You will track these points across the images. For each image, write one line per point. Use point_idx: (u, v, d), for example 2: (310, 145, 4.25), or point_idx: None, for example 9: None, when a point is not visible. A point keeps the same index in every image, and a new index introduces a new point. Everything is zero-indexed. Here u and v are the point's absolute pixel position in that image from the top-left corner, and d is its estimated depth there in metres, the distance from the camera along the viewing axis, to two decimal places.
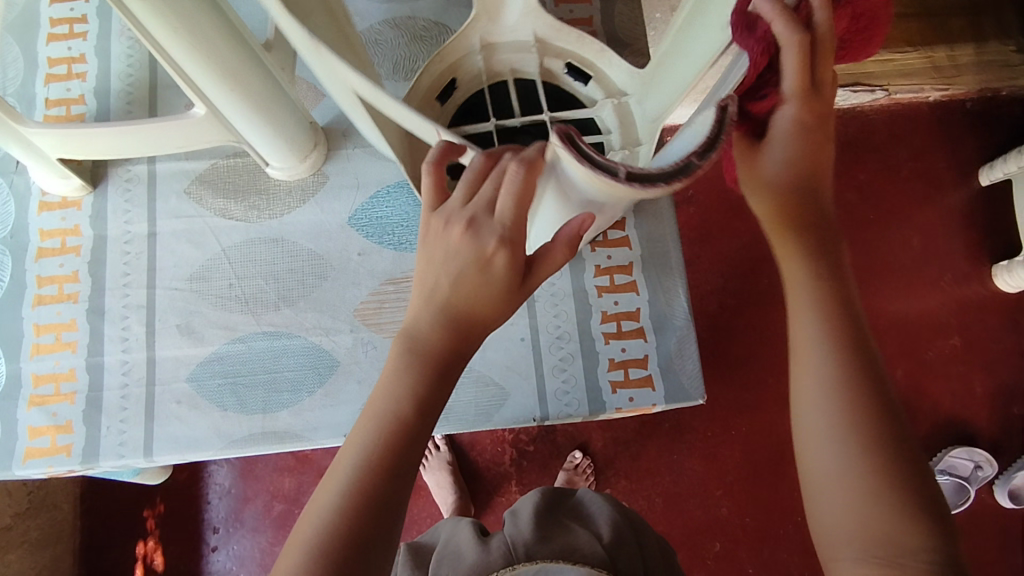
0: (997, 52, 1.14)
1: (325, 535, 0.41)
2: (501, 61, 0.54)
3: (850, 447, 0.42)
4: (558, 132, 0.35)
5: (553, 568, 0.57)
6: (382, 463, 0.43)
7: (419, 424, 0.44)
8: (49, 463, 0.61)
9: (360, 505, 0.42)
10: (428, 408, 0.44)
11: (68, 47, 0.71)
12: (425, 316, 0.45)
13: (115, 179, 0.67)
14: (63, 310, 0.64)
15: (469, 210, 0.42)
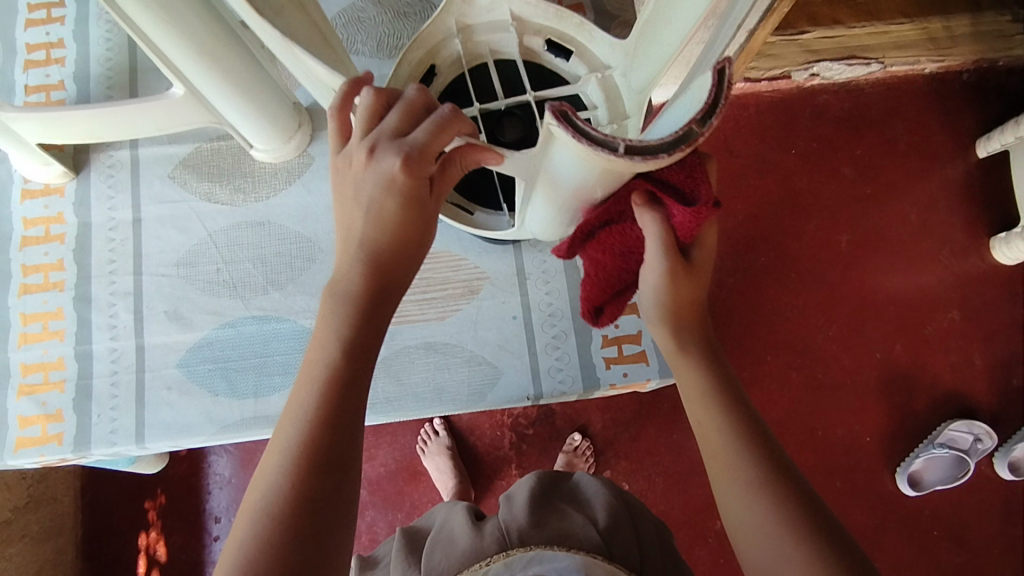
0: (993, 22, 1.12)
1: (279, 494, 0.39)
2: (479, 44, 0.54)
3: (747, 479, 0.45)
4: (552, 112, 0.32)
5: (546, 555, 0.55)
6: (322, 419, 0.40)
7: (360, 366, 0.43)
8: (41, 453, 0.60)
9: (305, 467, 0.39)
10: (361, 354, 0.43)
11: (46, 32, 0.69)
12: (350, 264, 0.44)
13: (98, 165, 0.66)
14: (50, 299, 0.63)
15: (372, 139, 0.42)
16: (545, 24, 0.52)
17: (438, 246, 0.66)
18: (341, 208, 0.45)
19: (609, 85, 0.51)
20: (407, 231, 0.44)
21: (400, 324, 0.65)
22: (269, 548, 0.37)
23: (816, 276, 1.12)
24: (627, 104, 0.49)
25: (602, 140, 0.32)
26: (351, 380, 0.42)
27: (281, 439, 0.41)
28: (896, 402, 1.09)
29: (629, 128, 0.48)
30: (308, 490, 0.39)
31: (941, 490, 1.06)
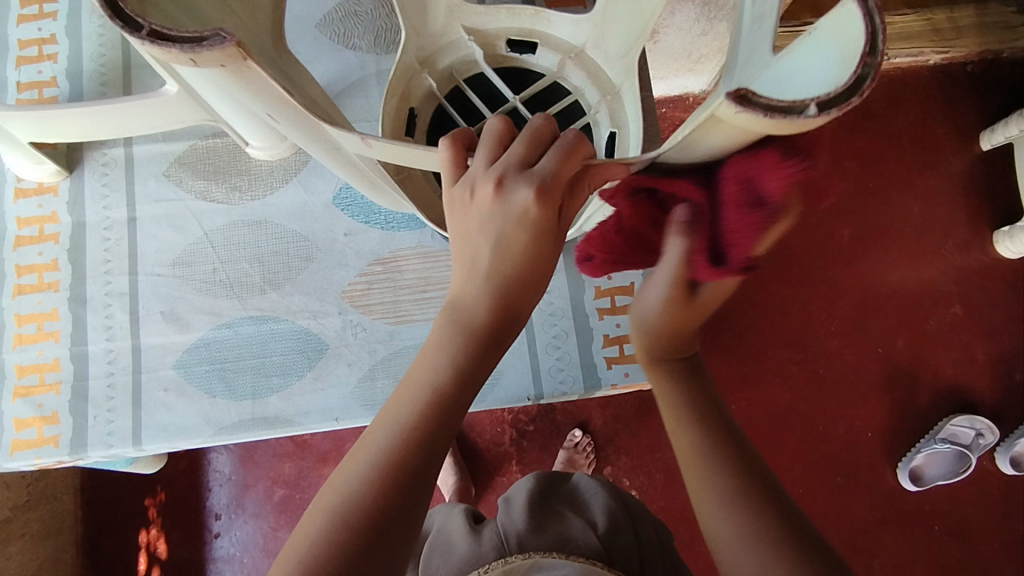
0: (998, 13, 1.11)
1: (351, 501, 0.37)
2: (446, 65, 0.54)
3: (725, 494, 0.44)
4: (730, 98, 0.27)
5: (547, 564, 0.55)
6: (415, 438, 0.38)
7: (464, 391, 0.40)
8: (37, 455, 0.60)
9: (387, 482, 0.37)
10: (470, 385, 0.40)
11: (38, 28, 0.68)
12: (475, 294, 0.40)
13: (92, 163, 0.65)
14: (44, 300, 0.63)
15: (497, 171, 0.37)
16: (502, 23, 0.53)
17: (437, 245, 0.65)
18: (460, 241, 0.41)
19: (586, 62, 0.53)
20: (536, 265, 0.40)
21: (398, 324, 0.64)
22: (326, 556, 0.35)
23: (818, 271, 1.11)
24: (612, 72, 0.51)
25: (786, 107, 0.27)
26: (455, 406, 0.39)
27: (368, 444, 0.39)
28: (898, 397, 1.08)
29: (625, 95, 0.50)
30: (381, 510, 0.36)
31: (942, 485, 1.05)
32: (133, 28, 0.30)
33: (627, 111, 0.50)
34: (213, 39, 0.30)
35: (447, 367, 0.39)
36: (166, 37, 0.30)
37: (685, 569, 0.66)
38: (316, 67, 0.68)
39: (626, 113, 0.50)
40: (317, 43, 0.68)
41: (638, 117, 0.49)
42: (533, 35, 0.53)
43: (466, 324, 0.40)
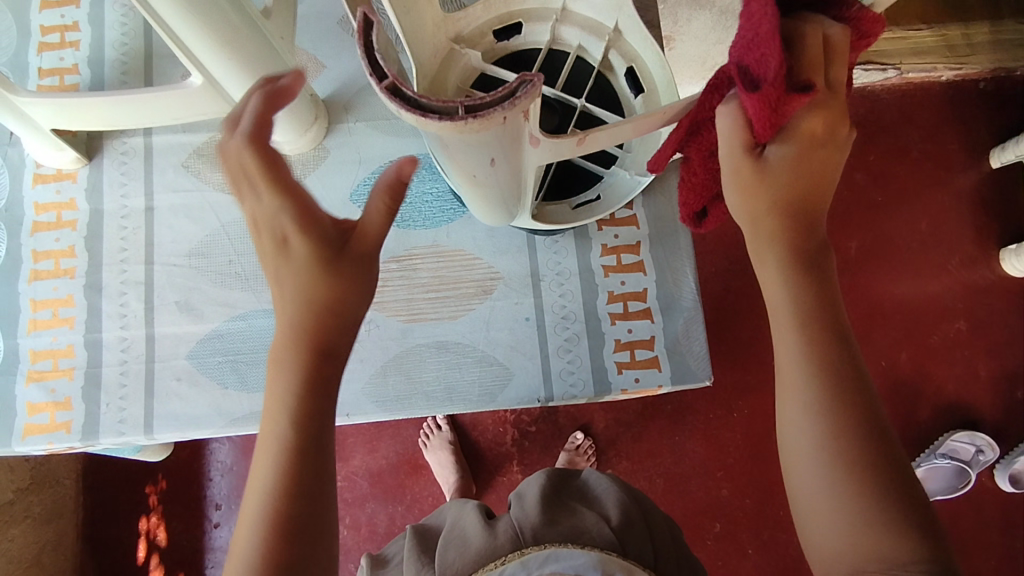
0: (1015, 31, 1.09)
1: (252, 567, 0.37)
2: (453, 81, 0.51)
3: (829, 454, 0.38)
4: None
5: (563, 552, 0.56)
6: (280, 494, 0.38)
7: (316, 430, 0.40)
8: (49, 440, 0.60)
9: (275, 534, 0.38)
10: (315, 422, 0.40)
11: (61, 14, 0.68)
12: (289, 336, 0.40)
13: (111, 151, 0.65)
14: (60, 286, 0.63)
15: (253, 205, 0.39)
16: (483, 19, 0.51)
17: (452, 244, 0.65)
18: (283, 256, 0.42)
19: (575, 16, 0.52)
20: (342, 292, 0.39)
21: (411, 323, 0.64)
22: None
23: None
24: (601, 16, 0.52)
25: None
26: (311, 437, 0.40)
27: (248, 513, 0.39)
28: (900, 411, 1.09)
29: (628, 32, 0.52)
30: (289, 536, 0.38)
31: (940, 500, 1.06)
32: (449, 113, 0.32)
33: (634, 45, 0.52)
34: (521, 90, 0.32)
35: (289, 421, 0.39)
36: (480, 108, 0.32)
37: (696, 564, 0.67)
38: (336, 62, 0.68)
39: (632, 45, 0.52)
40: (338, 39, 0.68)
41: (649, 45, 0.51)
42: (512, 16, 0.52)
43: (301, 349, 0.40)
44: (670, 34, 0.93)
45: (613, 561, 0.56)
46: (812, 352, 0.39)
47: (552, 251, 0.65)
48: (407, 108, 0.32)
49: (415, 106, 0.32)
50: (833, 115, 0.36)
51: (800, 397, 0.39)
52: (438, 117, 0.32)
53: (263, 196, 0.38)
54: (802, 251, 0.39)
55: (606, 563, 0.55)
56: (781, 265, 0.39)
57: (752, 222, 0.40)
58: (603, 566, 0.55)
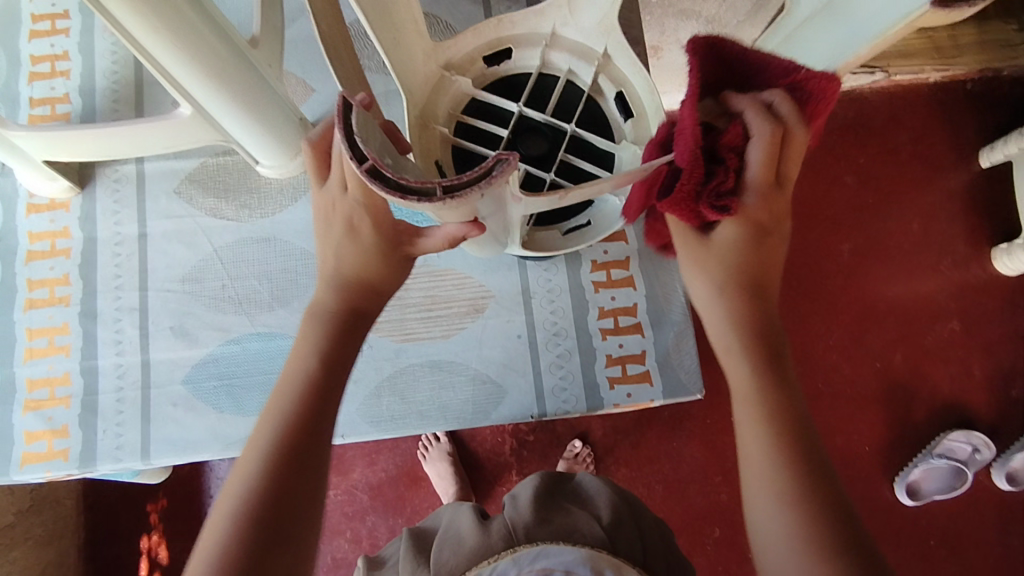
0: (999, 31, 1.11)
1: (251, 490, 0.41)
2: (438, 105, 0.54)
3: (788, 508, 0.41)
4: None
5: (553, 548, 0.56)
6: (293, 425, 0.43)
7: (334, 378, 0.46)
8: (47, 468, 0.61)
9: (279, 462, 0.42)
10: (334, 369, 0.46)
11: (51, 44, 0.69)
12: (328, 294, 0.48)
13: (104, 179, 0.66)
14: (56, 314, 0.64)
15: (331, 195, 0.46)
16: (472, 44, 0.54)
17: (443, 264, 0.66)
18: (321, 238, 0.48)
19: (565, 43, 0.54)
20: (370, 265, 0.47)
21: (404, 342, 0.65)
22: (241, 531, 0.40)
23: (818, 286, 1.12)
24: (591, 40, 0.53)
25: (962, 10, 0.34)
26: (329, 378, 0.46)
27: (254, 447, 0.43)
28: (895, 412, 1.09)
29: (616, 56, 0.52)
30: (310, 413, 0.44)
31: (938, 500, 1.06)
32: (427, 194, 0.32)
33: (623, 68, 0.52)
34: (494, 168, 0.32)
35: (316, 362, 0.46)
36: (456, 188, 0.33)
37: (688, 565, 0.67)
38: (327, 86, 0.69)
39: (621, 70, 0.53)
40: (327, 63, 0.69)
41: (638, 71, 0.52)
42: (503, 43, 0.54)
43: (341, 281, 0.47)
44: (657, 45, 0.94)
45: (603, 558, 0.56)
46: (780, 446, 0.43)
47: (542, 269, 0.66)
48: (388, 191, 0.32)
49: (393, 188, 0.32)
50: (779, 208, 0.44)
51: (766, 487, 0.42)
52: (415, 199, 0.32)
53: (339, 184, 0.44)
54: (752, 329, 0.46)
55: (595, 560, 0.55)
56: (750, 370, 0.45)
57: (715, 302, 0.47)
58: (592, 563, 0.55)
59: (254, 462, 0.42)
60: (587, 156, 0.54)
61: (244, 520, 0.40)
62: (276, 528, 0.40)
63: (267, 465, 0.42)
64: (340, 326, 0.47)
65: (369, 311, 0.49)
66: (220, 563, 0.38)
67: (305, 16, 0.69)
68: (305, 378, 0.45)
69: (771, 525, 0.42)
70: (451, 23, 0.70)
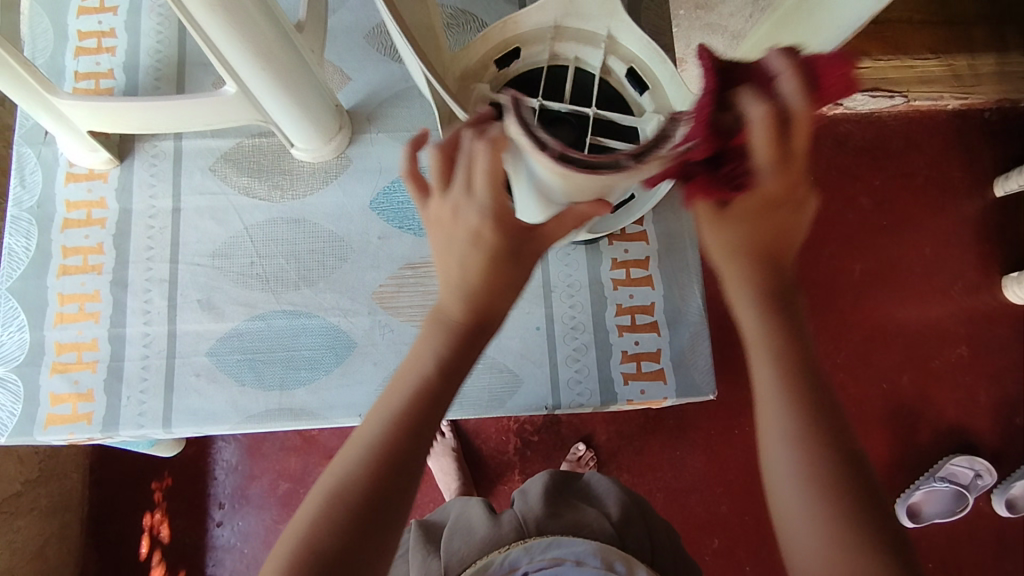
0: (1019, 64, 1.13)
1: (340, 493, 0.39)
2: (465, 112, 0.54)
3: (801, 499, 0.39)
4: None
5: (564, 539, 0.57)
6: (399, 432, 0.41)
7: (444, 387, 0.44)
8: (70, 430, 0.62)
9: (377, 470, 0.40)
10: (450, 377, 0.44)
11: (98, 21, 0.71)
12: (453, 304, 0.45)
13: (142, 154, 0.68)
14: (87, 281, 0.65)
15: (450, 189, 0.44)
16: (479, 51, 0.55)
17: None
18: (439, 251, 0.45)
19: (570, 32, 0.55)
20: (499, 281, 0.44)
21: None
22: (328, 538, 0.38)
23: (827, 303, 1.13)
24: (595, 25, 0.54)
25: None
26: (439, 387, 0.43)
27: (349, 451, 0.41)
28: (899, 433, 1.10)
29: (622, 34, 0.54)
30: (417, 419, 0.42)
31: (938, 524, 1.06)
32: (615, 164, 0.38)
33: (630, 46, 0.54)
34: (642, 152, 0.38)
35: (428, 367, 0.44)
36: (642, 155, 0.38)
37: (696, 567, 0.67)
38: (362, 75, 0.70)
39: (629, 47, 0.54)
40: (365, 53, 0.71)
41: (646, 45, 0.54)
42: (513, 42, 0.55)
43: (470, 290, 0.44)
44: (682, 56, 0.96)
45: (613, 551, 0.56)
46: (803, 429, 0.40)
47: (563, 265, 0.67)
48: (549, 153, 0.37)
49: (584, 166, 0.38)
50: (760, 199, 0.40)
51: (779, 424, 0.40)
52: (610, 170, 0.38)
53: (463, 186, 0.43)
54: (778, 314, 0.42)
55: (605, 551, 0.56)
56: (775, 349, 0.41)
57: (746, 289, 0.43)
58: (603, 555, 0.56)
59: (352, 459, 0.41)
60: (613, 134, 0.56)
61: (334, 506, 0.39)
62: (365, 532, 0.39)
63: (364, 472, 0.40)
64: (462, 335, 0.44)
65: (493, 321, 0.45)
66: (303, 544, 0.38)
67: (345, 7, 0.71)
68: (416, 383, 0.43)
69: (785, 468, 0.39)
70: (486, 21, 0.72)
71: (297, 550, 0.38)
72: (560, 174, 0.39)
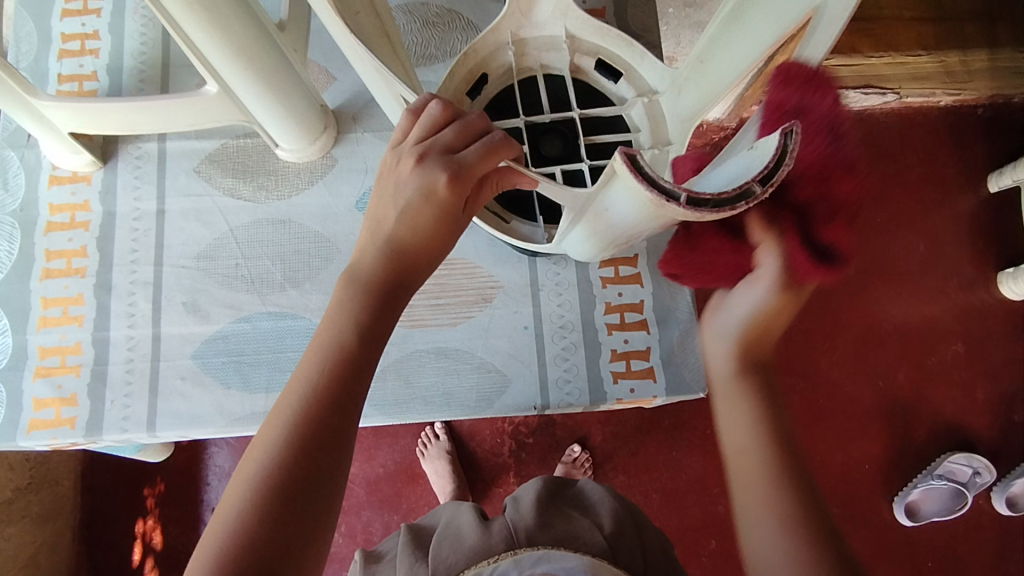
0: (1010, 59, 1.13)
1: (270, 463, 0.40)
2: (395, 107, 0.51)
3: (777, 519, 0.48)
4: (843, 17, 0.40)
5: (555, 554, 0.57)
6: (323, 395, 0.42)
7: (367, 347, 0.44)
8: (53, 435, 0.61)
9: (304, 435, 0.41)
10: (372, 336, 0.45)
11: (82, 23, 0.71)
12: (371, 253, 0.46)
13: (126, 156, 0.68)
14: (71, 285, 0.65)
15: (424, 149, 0.44)
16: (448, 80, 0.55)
17: (454, 253, 0.67)
18: (377, 203, 0.47)
19: (531, 42, 0.56)
20: (435, 235, 0.46)
21: (412, 328, 0.66)
22: (260, 509, 0.39)
23: (822, 301, 1.12)
24: (551, 30, 0.55)
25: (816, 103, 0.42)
26: (363, 350, 0.44)
27: (275, 420, 0.42)
28: (896, 431, 1.09)
29: (578, 30, 0.55)
30: (339, 383, 0.43)
31: (937, 522, 1.06)
32: (748, 195, 0.36)
33: (590, 39, 0.55)
34: (746, 192, 0.36)
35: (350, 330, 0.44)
36: (769, 177, 0.36)
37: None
38: (348, 75, 0.70)
39: (589, 40, 0.55)
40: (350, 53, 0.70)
41: (604, 34, 0.54)
42: (483, 64, 0.56)
43: (390, 245, 0.46)
44: None
45: (604, 566, 0.56)
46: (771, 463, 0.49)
47: (551, 263, 0.67)
48: (641, 181, 0.37)
49: (712, 205, 0.36)
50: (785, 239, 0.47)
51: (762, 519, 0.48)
52: (743, 204, 0.36)
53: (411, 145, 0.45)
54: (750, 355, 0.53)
55: (597, 566, 0.56)
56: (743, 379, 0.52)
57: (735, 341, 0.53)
58: (594, 570, 0.55)
59: (279, 426, 0.41)
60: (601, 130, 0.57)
61: (262, 493, 0.39)
62: (298, 497, 0.39)
63: (288, 438, 0.41)
64: (379, 294, 0.45)
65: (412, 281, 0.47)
66: (237, 522, 0.38)
67: None
68: (335, 352, 0.44)
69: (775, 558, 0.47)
70: (473, 19, 0.71)
71: (234, 531, 0.38)
72: (648, 203, 0.38)
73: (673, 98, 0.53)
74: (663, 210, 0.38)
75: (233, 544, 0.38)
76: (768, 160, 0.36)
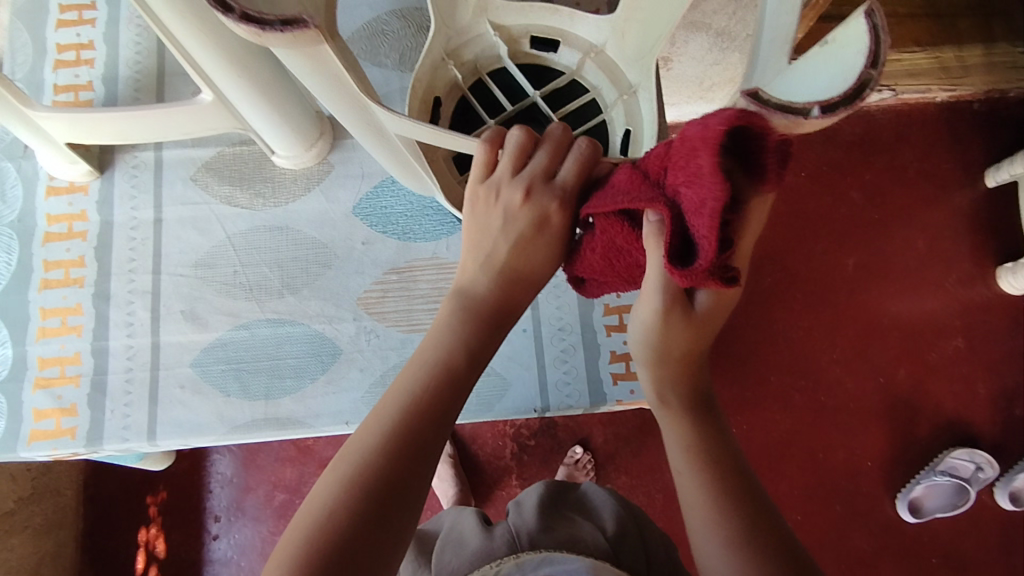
0: (1006, 54, 1.12)
1: (365, 464, 0.41)
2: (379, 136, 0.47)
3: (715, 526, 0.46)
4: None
5: (556, 557, 0.56)
6: (422, 405, 0.44)
7: (468, 369, 0.46)
8: (54, 445, 0.61)
9: (400, 443, 0.42)
10: (475, 362, 0.47)
11: (77, 33, 0.71)
12: (482, 278, 0.49)
13: (123, 165, 0.68)
14: (69, 295, 0.65)
15: (526, 179, 0.45)
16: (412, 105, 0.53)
17: (452, 257, 0.67)
18: (478, 232, 0.48)
19: (461, 42, 0.56)
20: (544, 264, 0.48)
21: (411, 332, 0.65)
22: (347, 510, 0.40)
23: (822, 298, 1.12)
24: (475, 26, 0.55)
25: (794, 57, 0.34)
26: (466, 370, 0.46)
27: (370, 425, 0.44)
28: (897, 427, 1.09)
29: (495, 14, 0.55)
30: (437, 397, 0.44)
31: (940, 518, 1.05)
32: (869, 82, 0.30)
33: (512, 20, 0.55)
34: (865, 82, 0.30)
35: (450, 344, 0.47)
36: (879, 53, 0.30)
37: None
38: None
39: (512, 21, 0.55)
40: None
41: (525, 11, 0.54)
42: (431, 88, 0.55)
43: (498, 268, 0.48)
44: (668, 55, 0.95)
45: (606, 566, 0.55)
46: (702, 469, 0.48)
47: None
48: (769, 111, 0.31)
49: (849, 103, 0.30)
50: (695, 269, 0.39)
51: (701, 512, 0.47)
52: (873, 93, 0.30)
53: (510, 170, 0.45)
54: (676, 379, 0.51)
55: (599, 567, 0.55)
56: (673, 398, 0.51)
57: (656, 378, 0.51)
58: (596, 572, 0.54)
59: (375, 431, 0.43)
60: (565, 102, 0.57)
61: (359, 480, 0.41)
62: (387, 504, 0.40)
63: (384, 443, 0.42)
64: (487, 318, 0.48)
65: (514, 305, 0.49)
66: (327, 514, 0.40)
67: None
68: (439, 365, 0.46)
69: (712, 557, 0.45)
70: None
71: (310, 534, 0.39)
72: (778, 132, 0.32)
73: (618, 44, 0.53)
74: (801, 130, 0.32)
75: (311, 546, 0.39)
76: (869, 44, 0.30)
